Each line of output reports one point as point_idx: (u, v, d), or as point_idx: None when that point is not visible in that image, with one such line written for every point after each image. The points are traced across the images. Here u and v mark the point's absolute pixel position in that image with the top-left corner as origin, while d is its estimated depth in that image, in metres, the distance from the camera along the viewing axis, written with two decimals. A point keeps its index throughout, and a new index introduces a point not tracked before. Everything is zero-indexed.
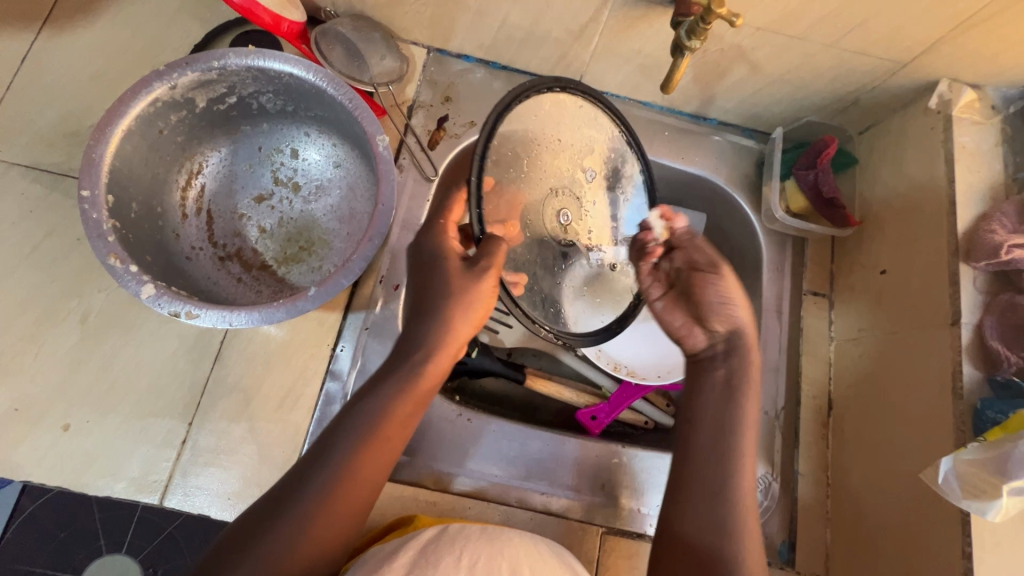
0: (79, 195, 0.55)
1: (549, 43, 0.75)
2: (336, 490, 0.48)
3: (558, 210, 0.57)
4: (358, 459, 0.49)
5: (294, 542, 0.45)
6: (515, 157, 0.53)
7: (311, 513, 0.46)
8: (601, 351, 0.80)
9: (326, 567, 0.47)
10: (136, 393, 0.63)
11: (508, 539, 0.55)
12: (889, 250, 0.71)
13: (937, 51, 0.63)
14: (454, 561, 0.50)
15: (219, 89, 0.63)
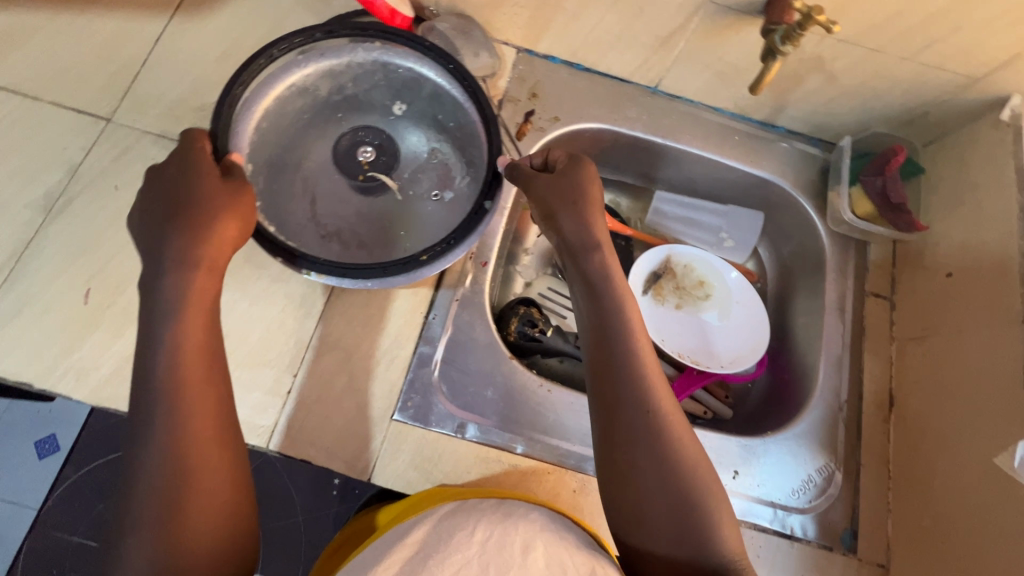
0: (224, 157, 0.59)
1: (635, 47, 0.80)
2: (187, 466, 0.45)
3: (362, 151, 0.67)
4: (181, 426, 0.46)
5: (175, 509, 0.44)
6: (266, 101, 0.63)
7: (163, 489, 0.44)
8: (664, 341, 0.86)
9: (225, 532, 0.45)
10: (248, 343, 0.68)
11: (522, 515, 0.50)
12: (954, 255, 0.74)
13: (1011, 67, 0.67)
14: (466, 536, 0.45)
15: (343, 81, 0.67)
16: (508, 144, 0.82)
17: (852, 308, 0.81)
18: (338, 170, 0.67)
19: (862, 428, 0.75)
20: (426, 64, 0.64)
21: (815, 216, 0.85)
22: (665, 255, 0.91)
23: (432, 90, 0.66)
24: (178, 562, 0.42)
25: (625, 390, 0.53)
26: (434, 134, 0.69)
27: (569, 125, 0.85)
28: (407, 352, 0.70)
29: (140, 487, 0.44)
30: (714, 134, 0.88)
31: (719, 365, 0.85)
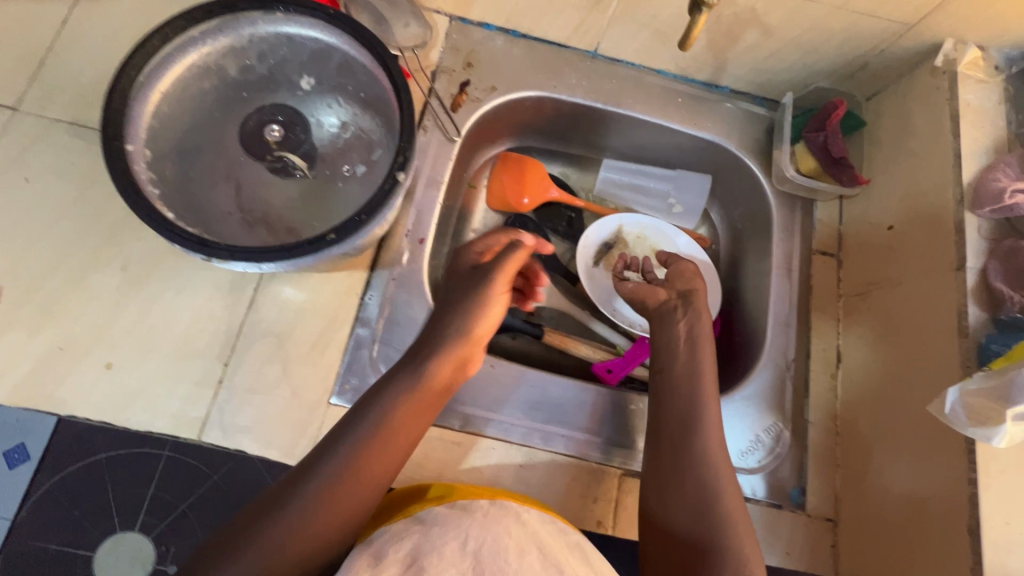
0: (125, 148, 0.55)
1: (568, 9, 0.77)
2: (333, 479, 0.52)
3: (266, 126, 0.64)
4: (365, 446, 0.54)
5: (305, 525, 0.50)
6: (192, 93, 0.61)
7: (331, 484, 0.52)
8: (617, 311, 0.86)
9: (336, 535, 0.52)
10: (175, 335, 0.66)
11: (516, 517, 0.54)
12: (895, 208, 0.73)
13: (943, 11, 0.66)
14: (456, 549, 0.48)
15: (250, 58, 0.63)
16: (443, 117, 0.79)
17: (799, 267, 0.80)
18: (246, 155, 0.64)
19: (810, 387, 0.75)
20: (333, 35, 0.62)
21: (760, 174, 0.84)
22: (612, 228, 0.90)
23: (344, 61, 0.64)
24: (308, 538, 0.50)
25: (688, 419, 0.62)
26: (355, 109, 0.67)
27: (507, 95, 0.82)
28: (343, 335, 0.68)
29: (292, 500, 0.51)
30: (657, 98, 0.86)
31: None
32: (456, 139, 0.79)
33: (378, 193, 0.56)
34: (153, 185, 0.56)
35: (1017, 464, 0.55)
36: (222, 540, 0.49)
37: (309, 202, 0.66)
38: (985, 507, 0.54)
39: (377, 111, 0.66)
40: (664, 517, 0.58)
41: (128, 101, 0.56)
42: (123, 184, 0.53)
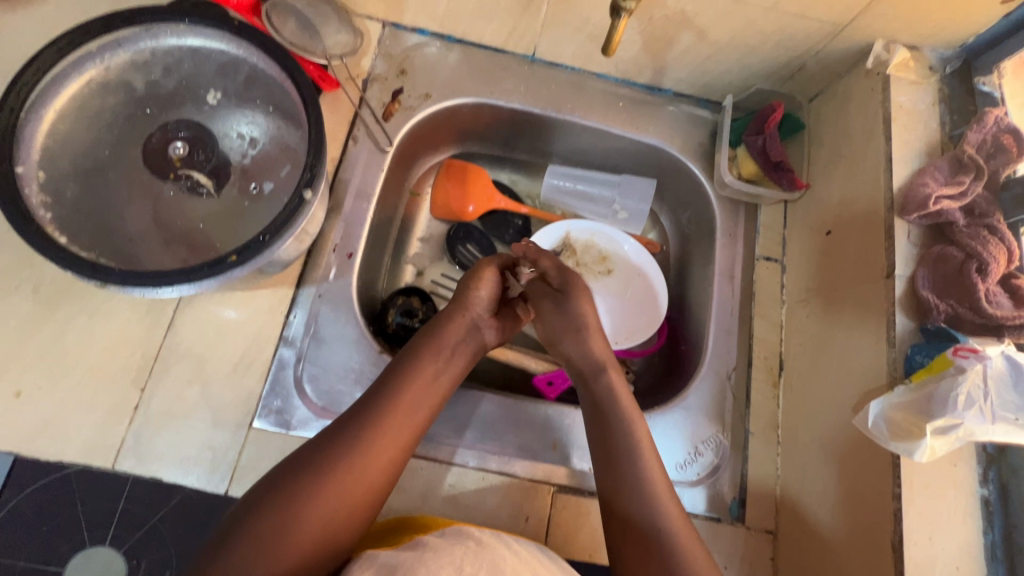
0: (15, 170, 0.53)
1: (499, 14, 0.75)
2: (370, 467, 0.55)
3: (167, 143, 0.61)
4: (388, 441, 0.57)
5: (327, 510, 0.52)
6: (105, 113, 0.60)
7: (358, 473, 0.54)
8: None
9: (350, 523, 0.54)
10: (90, 359, 0.63)
11: (506, 545, 0.55)
12: (833, 212, 0.72)
13: (872, 11, 0.64)
14: (454, 571, 0.48)
15: (156, 72, 0.61)
16: (375, 127, 0.77)
17: (741, 274, 0.79)
18: (150, 173, 0.61)
19: (751, 396, 0.74)
20: (239, 45, 0.60)
21: (704, 179, 0.82)
22: (560, 234, 0.87)
23: (253, 73, 0.62)
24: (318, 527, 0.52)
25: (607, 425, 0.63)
26: (273, 121, 0.64)
27: (442, 102, 0.80)
28: (268, 355, 0.66)
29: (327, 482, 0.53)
30: (598, 102, 0.84)
31: (616, 342, 0.84)
32: (387, 150, 0.77)
33: (284, 210, 0.54)
34: (46, 209, 0.54)
35: (939, 478, 0.54)
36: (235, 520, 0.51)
37: (225, 220, 0.62)
38: (908, 522, 0.53)
39: (292, 120, 0.63)
40: (619, 508, 0.59)
41: (18, 120, 0.53)
42: (10, 208, 0.50)
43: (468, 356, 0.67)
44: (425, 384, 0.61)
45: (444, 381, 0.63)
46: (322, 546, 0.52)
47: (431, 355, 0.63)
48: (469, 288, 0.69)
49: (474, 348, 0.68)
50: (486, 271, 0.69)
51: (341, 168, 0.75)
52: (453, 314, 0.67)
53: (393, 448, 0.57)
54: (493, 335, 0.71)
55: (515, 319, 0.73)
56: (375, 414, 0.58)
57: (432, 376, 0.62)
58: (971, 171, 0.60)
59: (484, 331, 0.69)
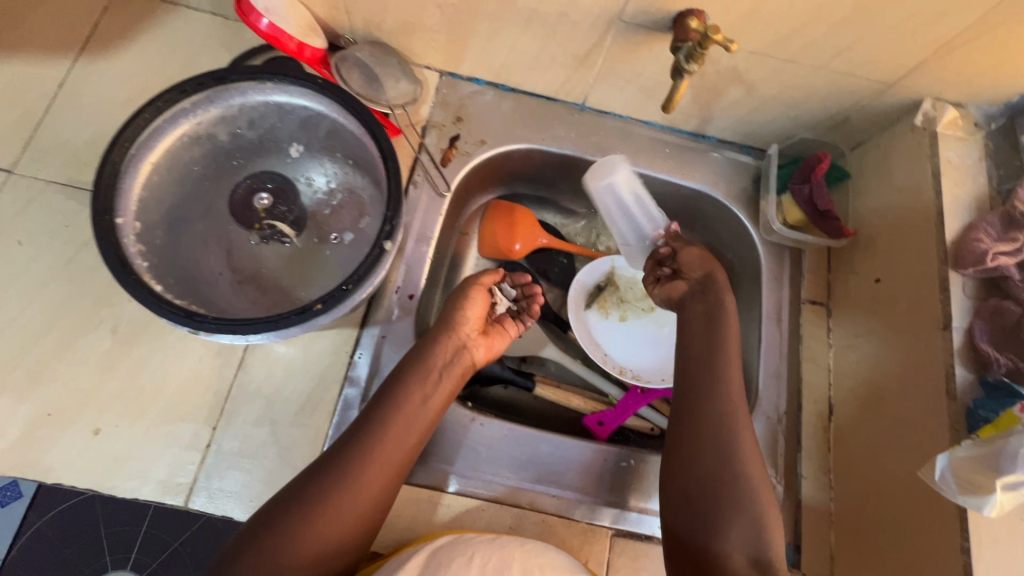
0: (113, 220, 0.55)
1: (556, 67, 0.79)
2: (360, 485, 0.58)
3: (256, 194, 0.65)
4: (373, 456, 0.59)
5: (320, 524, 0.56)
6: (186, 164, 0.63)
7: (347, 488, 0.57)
8: (607, 357, 0.85)
9: (347, 535, 0.57)
10: (164, 398, 0.65)
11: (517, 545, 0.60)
12: (882, 260, 0.74)
13: (921, 71, 0.67)
14: (464, 563, 0.56)
15: (241, 125, 0.65)
16: (433, 172, 0.81)
17: (789, 317, 0.80)
18: (236, 223, 0.65)
19: (803, 440, 0.74)
20: (323, 103, 0.63)
21: (749, 224, 0.84)
22: (606, 268, 0.90)
23: (332, 127, 0.65)
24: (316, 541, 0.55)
25: (713, 442, 0.62)
26: (343, 169, 0.68)
27: (496, 148, 0.84)
28: (333, 394, 0.68)
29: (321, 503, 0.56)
30: (644, 148, 0.87)
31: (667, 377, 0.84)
32: (446, 194, 0.80)
33: (366, 262, 0.57)
34: (143, 258, 0.56)
35: (1006, 532, 0.55)
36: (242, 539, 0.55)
37: (295, 262, 0.66)
38: None
39: (367, 172, 0.67)
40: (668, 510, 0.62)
41: (119, 174, 0.57)
42: (112, 258, 0.53)
43: (456, 376, 0.68)
44: (415, 408, 0.63)
45: (435, 404, 0.65)
46: (329, 558, 0.56)
47: (420, 379, 0.65)
48: (454, 309, 0.71)
49: (461, 368, 0.69)
50: (475, 290, 0.72)
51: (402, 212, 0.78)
52: (440, 335, 0.68)
53: (385, 468, 0.60)
54: (481, 351, 0.72)
55: (502, 336, 0.75)
56: (369, 437, 0.60)
57: (421, 401, 0.64)
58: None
59: (471, 349, 0.71)
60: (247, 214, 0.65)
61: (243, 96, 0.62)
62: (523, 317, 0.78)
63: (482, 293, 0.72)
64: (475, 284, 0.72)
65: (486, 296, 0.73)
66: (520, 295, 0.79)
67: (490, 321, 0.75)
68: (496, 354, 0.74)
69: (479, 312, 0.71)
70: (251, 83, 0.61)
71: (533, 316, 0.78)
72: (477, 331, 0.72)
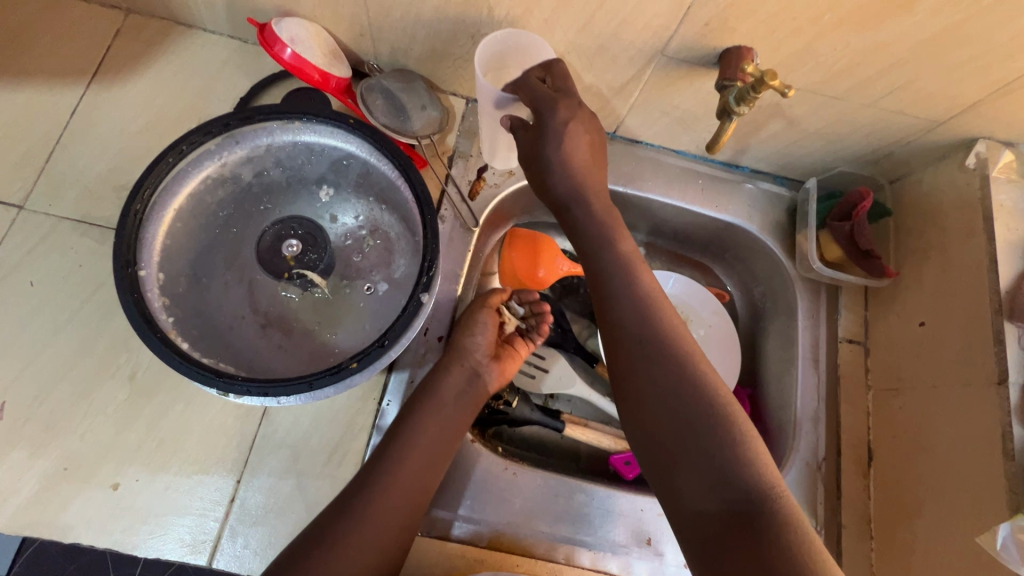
0: (136, 272, 0.53)
1: (589, 98, 0.76)
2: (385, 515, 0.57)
3: (284, 241, 0.61)
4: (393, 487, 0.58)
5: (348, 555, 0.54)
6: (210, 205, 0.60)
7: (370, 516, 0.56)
8: None
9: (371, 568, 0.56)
10: (185, 450, 0.63)
11: None
12: (926, 303, 0.71)
13: (974, 111, 0.65)
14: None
15: (267, 164, 0.62)
16: (460, 205, 0.77)
17: (825, 357, 0.78)
18: (264, 272, 0.61)
19: (843, 486, 0.72)
20: (355, 142, 0.60)
21: (784, 259, 0.82)
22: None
23: (364, 169, 0.62)
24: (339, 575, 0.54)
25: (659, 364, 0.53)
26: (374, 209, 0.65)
27: (525, 179, 0.80)
28: (361, 444, 0.65)
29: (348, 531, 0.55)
30: (677, 179, 0.84)
31: None
32: (474, 229, 0.77)
33: (404, 316, 0.54)
34: (168, 312, 0.54)
35: None
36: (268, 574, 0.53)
37: (325, 310, 0.62)
38: None
39: (399, 213, 0.63)
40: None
41: (142, 223, 0.54)
42: (136, 316, 0.51)
43: (472, 405, 0.66)
44: (432, 438, 0.62)
45: (451, 435, 0.63)
46: None
47: (434, 411, 0.63)
48: (464, 335, 0.68)
49: (476, 396, 0.67)
50: (484, 315, 0.70)
51: None
52: (451, 364, 0.66)
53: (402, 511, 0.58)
54: (496, 377, 0.70)
55: (514, 359, 0.72)
56: (394, 474, 0.59)
57: (437, 433, 0.62)
58: None
59: (485, 376, 0.68)
60: (274, 262, 0.61)
61: (271, 136, 0.60)
62: (533, 336, 0.76)
63: (491, 316, 0.70)
64: (483, 307, 0.70)
65: (495, 319, 0.71)
66: (529, 312, 0.76)
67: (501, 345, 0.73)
68: (509, 377, 0.72)
69: (491, 338, 0.69)
70: (279, 122, 0.59)
71: (542, 335, 0.75)
72: (490, 357, 0.70)
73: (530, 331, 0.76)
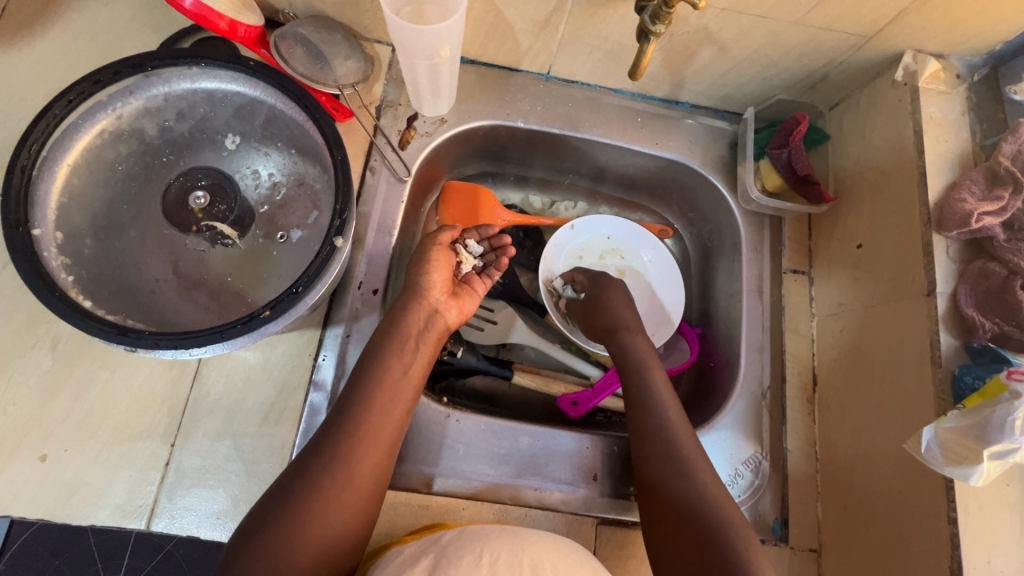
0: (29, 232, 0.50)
1: (515, 35, 0.73)
2: (351, 471, 0.55)
3: (190, 193, 0.60)
4: (355, 445, 0.56)
5: (313, 514, 0.52)
6: (110, 163, 0.58)
7: (334, 471, 0.54)
8: None
9: (340, 526, 0.53)
10: (114, 419, 0.61)
11: (527, 538, 0.57)
12: (864, 225, 0.71)
13: (901, 22, 0.63)
14: (474, 561, 0.52)
15: (168, 116, 0.59)
16: (391, 156, 0.75)
17: (770, 288, 0.78)
18: (173, 227, 0.59)
19: (788, 413, 0.72)
20: (257, 87, 0.58)
21: (726, 193, 0.81)
22: (574, 245, 0.86)
23: (271, 115, 0.60)
24: (306, 529, 0.51)
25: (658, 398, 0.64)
26: (288, 158, 0.63)
27: (456, 126, 0.78)
28: (298, 401, 0.64)
29: (314, 495, 0.53)
30: (615, 118, 0.81)
31: None
32: (405, 179, 0.74)
33: (317, 261, 0.53)
34: (68, 271, 0.52)
35: (992, 499, 0.54)
36: (237, 541, 0.51)
37: (244, 265, 0.61)
38: (966, 548, 0.53)
39: (313, 159, 0.61)
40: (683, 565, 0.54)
41: (31, 179, 0.51)
42: (30, 274, 0.48)
43: (434, 342, 0.66)
44: (396, 378, 0.60)
45: (416, 372, 0.62)
46: (323, 552, 0.52)
47: (397, 349, 0.62)
48: (419, 274, 0.67)
49: (438, 334, 0.67)
50: (436, 253, 0.68)
51: (360, 201, 0.73)
52: (410, 302, 0.65)
53: (375, 464, 0.56)
54: (454, 314, 0.69)
55: (472, 296, 0.72)
56: (340, 429, 0.56)
57: (400, 372, 0.61)
58: (1008, 184, 0.60)
59: (444, 313, 0.68)
60: (177, 217, 0.59)
61: (166, 84, 0.57)
62: (490, 272, 0.74)
63: (444, 253, 0.68)
64: (435, 245, 0.68)
65: (449, 256, 0.69)
66: (489, 248, 0.75)
67: (456, 283, 0.72)
68: (468, 315, 0.71)
69: (444, 275, 0.68)
70: (171, 67, 0.56)
71: (501, 268, 0.74)
72: (447, 294, 0.68)
73: (488, 267, 0.75)
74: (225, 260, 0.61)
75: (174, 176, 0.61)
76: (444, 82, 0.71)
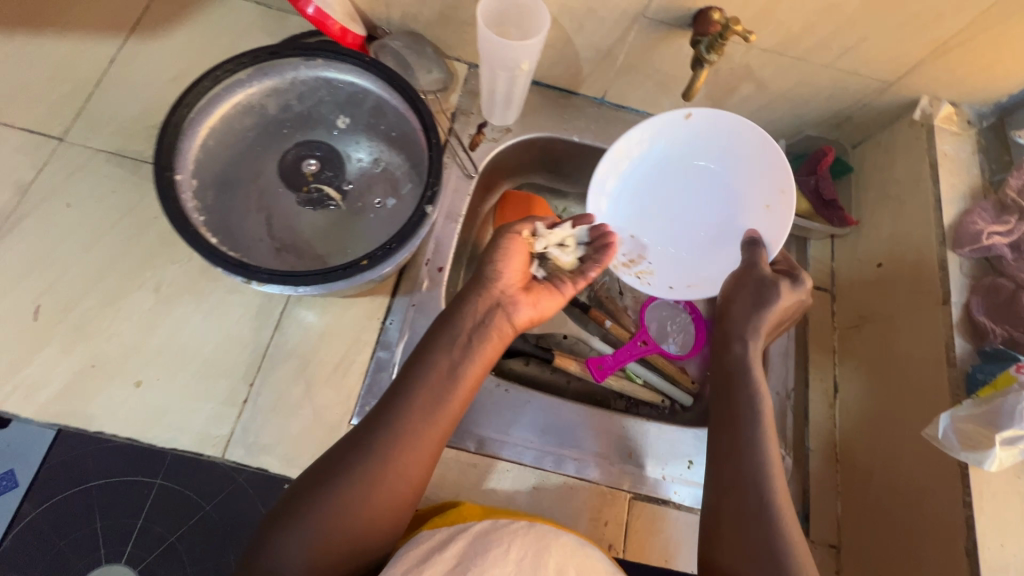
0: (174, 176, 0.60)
1: (579, 62, 0.84)
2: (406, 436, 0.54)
3: (304, 160, 0.70)
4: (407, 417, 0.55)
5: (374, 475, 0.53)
6: (238, 130, 0.68)
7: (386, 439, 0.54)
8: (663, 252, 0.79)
9: (390, 496, 0.53)
10: (203, 357, 0.68)
11: (555, 539, 0.54)
12: (883, 246, 0.78)
13: (920, 71, 0.72)
14: (500, 554, 0.49)
15: (290, 98, 0.70)
16: (462, 155, 0.85)
17: None
18: (284, 185, 0.69)
19: (810, 415, 0.77)
20: (370, 79, 0.68)
21: None
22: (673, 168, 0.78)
23: (377, 103, 0.70)
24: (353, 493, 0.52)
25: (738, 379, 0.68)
26: (384, 142, 0.72)
27: (520, 136, 0.88)
28: (365, 357, 0.71)
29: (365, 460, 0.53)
30: None
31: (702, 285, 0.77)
32: (473, 176, 0.84)
33: (410, 222, 0.61)
34: (199, 213, 0.61)
35: (1005, 488, 0.59)
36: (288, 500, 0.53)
37: (338, 226, 0.69)
38: (980, 529, 0.57)
39: (407, 144, 0.71)
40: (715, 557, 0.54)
41: (179, 134, 0.61)
42: (172, 208, 0.57)
43: (494, 336, 0.62)
44: (445, 372, 0.58)
45: (470, 367, 0.59)
46: (370, 522, 0.52)
47: (449, 342, 0.60)
48: (490, 263, 0.64)
49: (500, 327, 0.62)
50: (509, 242, 0.64)
51: None
52: (471, 292, 0.62)
53: (425, 450, 0.55)
54: (525, 310, 0.63)
55: (550, 293, 0.66)
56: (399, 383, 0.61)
57: (449, 368, 0.58)
58: (1015, 213, 0.68)
59: (511, 308, 0.63)
60: (290, 176, 0.70)
61: (295, 69, 0.68)
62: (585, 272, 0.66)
63: (519, 244, 0.64)
64: (510, 234, 0.64)
65: (525, 248, 0.65)
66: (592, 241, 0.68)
67: (536, 274, 0.66)
68: (544, 314, 0.66)
69: (518, 266, 0.64)
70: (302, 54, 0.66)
71: (599, 266, 0.66)
72: (518, 286, 0.64)
73: (585, 264, 0.67)
74: (319, 221, 0.69)
75: (295, 143, 0.71)
76: (517, 97, 0.82)
